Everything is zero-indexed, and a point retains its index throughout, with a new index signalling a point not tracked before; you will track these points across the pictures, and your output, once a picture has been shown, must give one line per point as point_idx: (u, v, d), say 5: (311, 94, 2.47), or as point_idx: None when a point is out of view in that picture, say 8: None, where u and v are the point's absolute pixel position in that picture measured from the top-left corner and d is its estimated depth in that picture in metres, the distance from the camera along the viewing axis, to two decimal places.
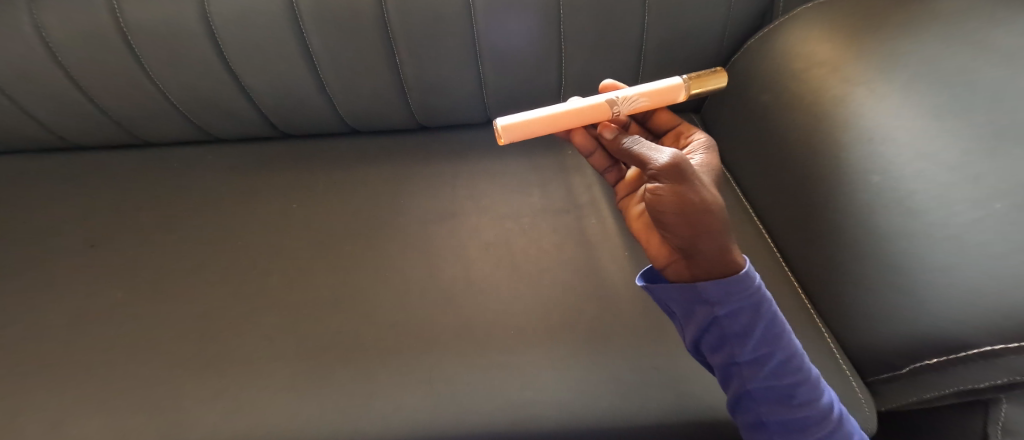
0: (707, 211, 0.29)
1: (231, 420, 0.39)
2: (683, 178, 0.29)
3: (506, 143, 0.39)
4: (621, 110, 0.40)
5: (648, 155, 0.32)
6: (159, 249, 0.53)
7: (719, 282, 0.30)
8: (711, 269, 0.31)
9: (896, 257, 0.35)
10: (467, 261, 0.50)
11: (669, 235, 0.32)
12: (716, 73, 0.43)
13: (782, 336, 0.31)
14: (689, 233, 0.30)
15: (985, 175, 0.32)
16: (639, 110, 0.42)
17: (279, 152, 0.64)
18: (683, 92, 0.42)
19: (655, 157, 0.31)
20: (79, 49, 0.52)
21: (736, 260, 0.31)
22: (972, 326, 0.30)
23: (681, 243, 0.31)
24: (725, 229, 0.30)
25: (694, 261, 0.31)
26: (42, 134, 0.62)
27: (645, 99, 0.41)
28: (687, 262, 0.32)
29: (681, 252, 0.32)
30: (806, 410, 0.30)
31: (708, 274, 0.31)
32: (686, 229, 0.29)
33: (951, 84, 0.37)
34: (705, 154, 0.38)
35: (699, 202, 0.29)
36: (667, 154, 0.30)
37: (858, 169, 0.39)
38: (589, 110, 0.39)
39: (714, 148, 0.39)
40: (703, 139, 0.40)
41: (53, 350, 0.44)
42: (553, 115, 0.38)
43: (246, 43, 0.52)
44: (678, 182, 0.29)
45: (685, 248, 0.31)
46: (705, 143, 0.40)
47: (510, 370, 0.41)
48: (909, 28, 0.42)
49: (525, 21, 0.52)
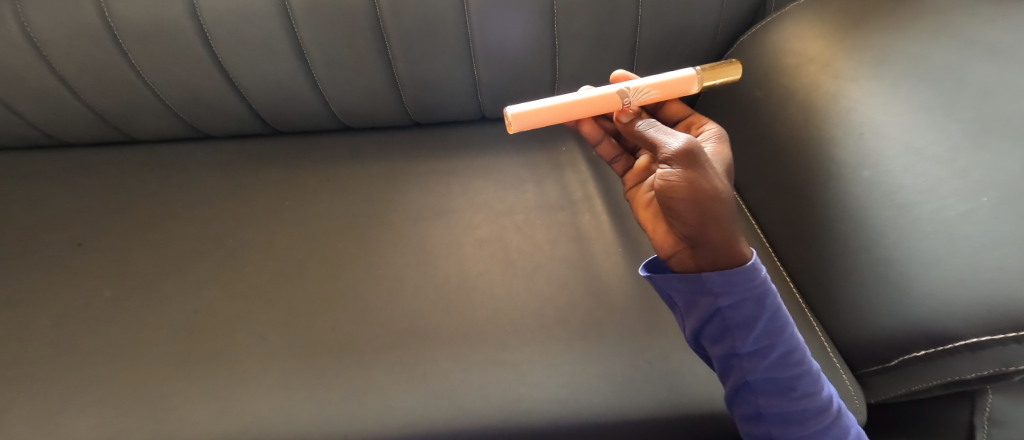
0: (716, 199, 0.29)
1: (224, 419, 0.39)
2: (695, 164, 0.29)
3: (514, 132, 0.39)
4: (632, 101, 0.40)
5: (660, 139, 0.32)
6: (149, 247, 0.52)
7: (724, 273, 0.30)
8: (717, 259, 0.31)
9: (887, 250, 0.35)
10: (461, 257, 0.50)
11: (677, 223, 0.32)
12: (729, 65, 0.44)
13: (784, 329, 0.31)
14: (698, 220, 0.30)
15: (972, 169, 0.32)
16: (650, 102, 0.42)
17: (272, 148, 0.64)
18: (694, 84, 0.42)
19: (668, 141, 0.31)
20: (64, 45, 0.51)
21: (741, 251, 0.31)
22: (959, 318, 0.30)
23: (689, 231, 0.31)
24: (732, 218, 0.31)
25: (700, 251, 0.32)
26: (26, 131, 0.60)
27: (656, 91, 0.41)
28: (693, 251, 0.33)
29: (687, 241, 0.32)
30: (806, 403, 0.30)
31: (714, 264, 0.32)
32: (695, 217, 0.30)
33: (940, 79, 0.37)
34: (716, 143, 0.39)
35: (710, 189, 0.29)
36: (680, 139, 0.30)
37: (849, 163, 0.40)
38: (598, 100, 0.39)
39: (724, 138, 0.40)
40: (715, 129, 0.41)
41: (40, 350, 0.43)
42: (563, 105, 0.39)
43: (235, 38, 0.51)
44: (689, 168, 0.29)
45: (692, 236, 0.31)
46: (717, 133, 0.40)
47: (505, 366, 0.41)
48: (897, 25, 0.42)
49: (520, 16, 0.51)
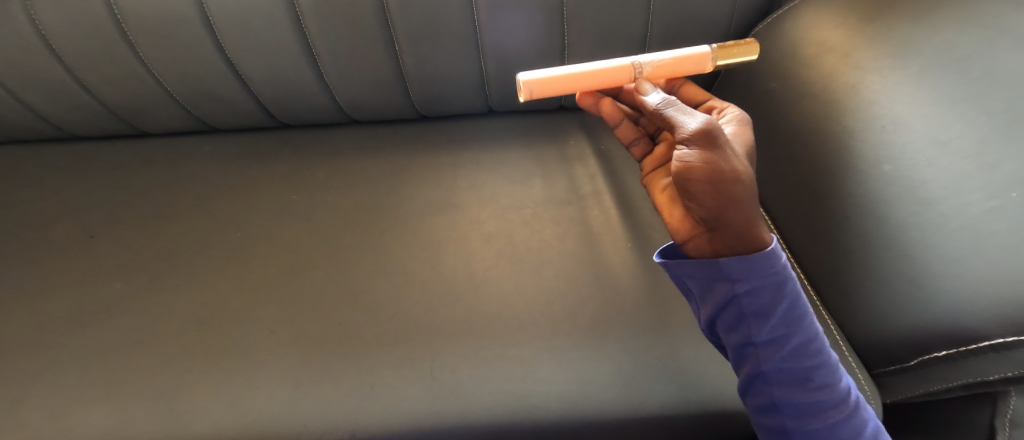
0: (735, 181, 0.28)
1: (233, 413, 0.39)
2: (713, 144, 0.29)
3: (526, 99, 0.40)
4: (643, 71, 0.39)
5: (678, 119, 0.31)
6: (159, 240, 0.52)
7: (743, 258, 0.30)
8: (735, 244, 0.30)
9: (908, 248, 0.34)
10: (468, 251, 0.50)
11: (694, 206, 0.31)
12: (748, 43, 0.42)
13: (802, 318, 0.30)
14: (715, 203, 0.29)
15: (1000, 164, 0.31)
16: (665, 72, 0.40)
17: (279, 141, 0.64)
18: (711, 62, 0.41)
19: (685, 121, 0.30)
20: (73, 38, 0.51)
21: (762, 236, 0.30)
22: (983, 317, 0.29)
23: (706, 215, 0.30)
24: (751, 199, 0.30)
25: (718, 235, 0.31)
26: (38, 124, 0.61)
27: (671, 60, 0.40)
28: (712, 236, 0.32)
29: (705, 225, 0.31)
30: (823, 393, 0.29)
31: (732, 249, 0.31)
32: (713, 199, 0.29)
33: (967, 69, 0.35)
34: (737, 127, 0.38)
35: (728, 171, 0.28)
36: (699, 119, 0.29)
37: (868, 158, 0.39)
38: (610, 70, 0.38)
39: (746, 122, 0.38)
40: (736, 113, 0.39)
41: (54, 341, 0.44)
42: (577, 74, 0.38)
43: (240, 31, 0.51)
44: (708, 148, 0.29)
45: (710, 220, 0.30)
46: (738, 117, 0.39)
47: (511, 361, 0.41)
48: (921, 12, 0.41)
49: (530, 7, 0.50)
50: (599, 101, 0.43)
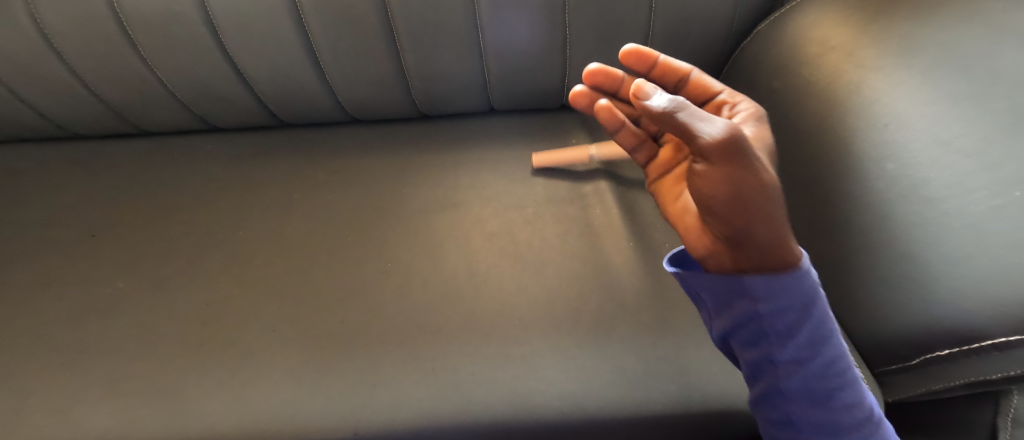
0: (763, 192, 0.26)
1: (235, 412, 0.39)
2: (740, 156, 0.24)
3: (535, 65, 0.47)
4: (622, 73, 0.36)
5: (695, 127, 0.24)
6: (160, 239, 0.52)
7: (767, 279, 0.29)
8: (760, 263, 0.30)
9: (911, 246, 0.34)
10: (470, 250, 0.50)
11: (714, 222, 0.29)
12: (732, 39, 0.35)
13: (828, 338, 0.30)
14: (742, 218, 0.27)
15: (1004, 163, 0.31)
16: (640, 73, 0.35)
17: (280, 140, 0.64)
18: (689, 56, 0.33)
19: (704, 129, 0.24)
20: (76, 37, 0.51)
21: (790, 257, 0.29)
22: (986, 317, 0.29)
23: (729, 230, 0.28)
24: (779, 215, 0.28)
25: (740, 249, 0.30)
26: (40, 123, 0.61)
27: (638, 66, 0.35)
28: (733, 251, 0.30)
29: (727, 241, 0.30)
30: (845, 414, 0.29)
31: (757, 267, 0.30)
32: (737, 213, 0.27)
33: (970, 68, 0.35)
34: (754, 126, 0.34)
35: (756, 184, 0.26)
36: (719, 125, 0.24)
37: (870, 156, 0.39)
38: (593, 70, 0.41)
39: (763, 119, 0.35)
40: (751, 108, 0.36)
41: (57, 340, 0.44)
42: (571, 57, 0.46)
43: (242, 30, 0.51)
44: (732, 161, 0.25)
45: (733, 236, 0.29)
46: (754, 113, 0.36)
47: (513, 360, 0.41)
48: (924, 11, 0.41)
49: (532, 6, 0.50)
50: (595, 106, 0.43)
